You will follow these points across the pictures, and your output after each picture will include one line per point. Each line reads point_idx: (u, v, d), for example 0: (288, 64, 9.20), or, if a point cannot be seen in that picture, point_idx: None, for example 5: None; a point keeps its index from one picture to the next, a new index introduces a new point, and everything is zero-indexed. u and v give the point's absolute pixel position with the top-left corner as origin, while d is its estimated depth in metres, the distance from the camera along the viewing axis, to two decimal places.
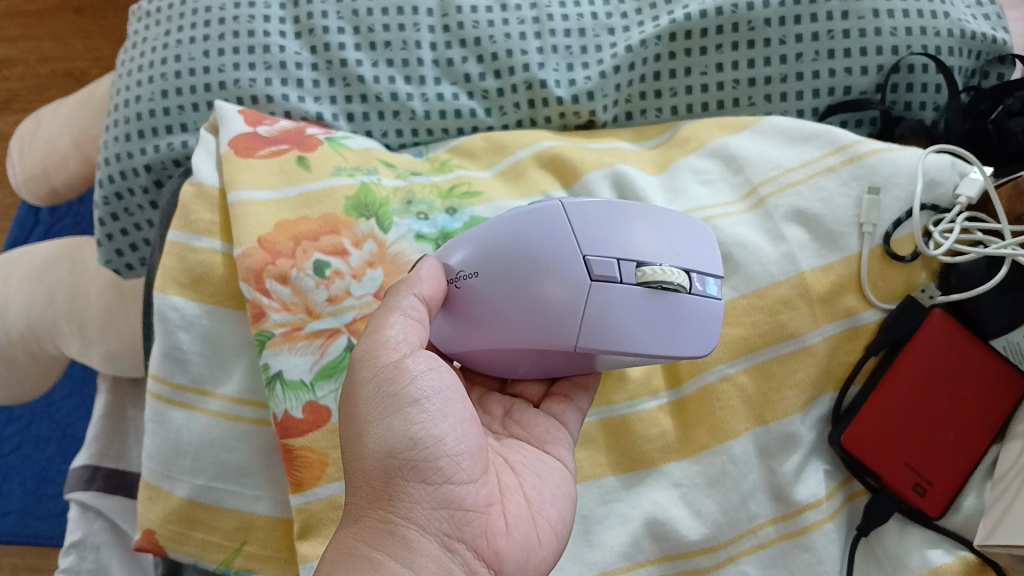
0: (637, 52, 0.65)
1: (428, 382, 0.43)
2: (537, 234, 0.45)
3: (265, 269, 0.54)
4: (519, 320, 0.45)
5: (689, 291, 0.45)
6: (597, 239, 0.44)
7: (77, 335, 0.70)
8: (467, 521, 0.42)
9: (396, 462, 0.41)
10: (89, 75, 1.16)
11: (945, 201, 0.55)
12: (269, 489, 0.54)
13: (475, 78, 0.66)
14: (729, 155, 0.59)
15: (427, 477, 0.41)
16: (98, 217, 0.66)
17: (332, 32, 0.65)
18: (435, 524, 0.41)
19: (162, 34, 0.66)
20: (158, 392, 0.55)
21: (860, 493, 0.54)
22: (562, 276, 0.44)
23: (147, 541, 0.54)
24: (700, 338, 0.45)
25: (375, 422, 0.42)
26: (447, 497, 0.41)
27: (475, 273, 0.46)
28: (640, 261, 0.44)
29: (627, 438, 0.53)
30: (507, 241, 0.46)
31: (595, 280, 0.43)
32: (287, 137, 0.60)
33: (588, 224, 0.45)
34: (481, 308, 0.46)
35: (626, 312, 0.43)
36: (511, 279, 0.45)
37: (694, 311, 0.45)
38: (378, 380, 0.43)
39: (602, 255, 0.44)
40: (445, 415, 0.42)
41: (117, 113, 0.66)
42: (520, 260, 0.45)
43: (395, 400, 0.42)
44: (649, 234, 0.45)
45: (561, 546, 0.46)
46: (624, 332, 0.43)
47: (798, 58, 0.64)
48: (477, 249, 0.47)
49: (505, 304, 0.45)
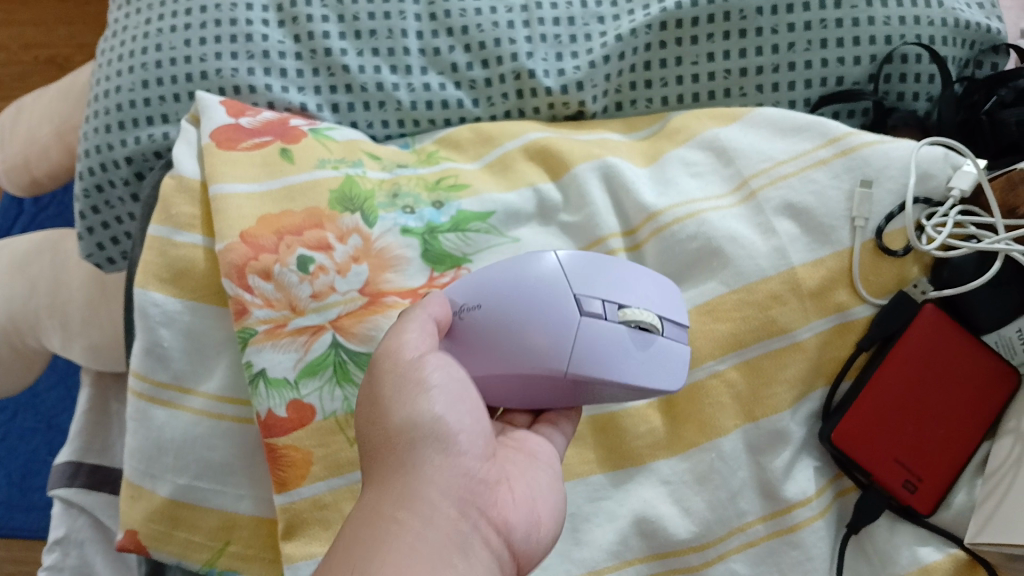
0: (627, 40, 0.64)
1: (446, 372, 0.43)
2: (531, 274, 0.46)
3: (248, 265, 0.53)
4: (508, 351, 0.45)
5: (661, 333, 0.45)
6: (585, 280, 0.45)
7: (59, 329, 0.69)
8: (479, 492, 0.40)
9: (416, 434, 0.40)
10: (73, 62, 1.14)
11: (937, 194, 0.54)
12: (252, 487, 0.53)
13: (461, 67, 0.64)
14: (719, 148, 0.58)
15: (446, 448, 0.40)
16: (78, 211, 0.64)
17: (316, 21, 0.64)
18: (453, 491, 0.39)
19: (143, 22, 0.64)
20: (139, 389, 0.54)
21: (850, 489, 0.53)
22: (550, 313, 0.44)
23: (130, 541, 0.53)
24: (668, 376, 0.45)
25: (397, 402, 0.41)
26: (463, 469, 0.40)
27: (475, 306, 0.46)
28: (622, 302, 0.45)
29: (615, 434, 0.52)
30: (502, 279, 0.46)
31: (585, 316, 0.44)
32: (269, 128, 0.59)
33: (577, 266, 0.46)
34: (474, 340, 0.46)
35: (612, 349, 0.44)
36: (505, 314, 0.45)
37: (666, 353, 0.45)
38: (400, 368, 0.42)
39: (587, 293, 0.45)
40: (461, 399, 0.42)
41: (97, 103, 0.64)
42: (515, 296, 0.45)
43: (417, 382, 0.42)
44: (628, 277, 0.46)
45: (554, 532, 0.45)
46: (608, 365, 0.43)
47: (790, 47, 0.63)
48: (474, 284, 0.47)
49: (499, 336, 0.45)
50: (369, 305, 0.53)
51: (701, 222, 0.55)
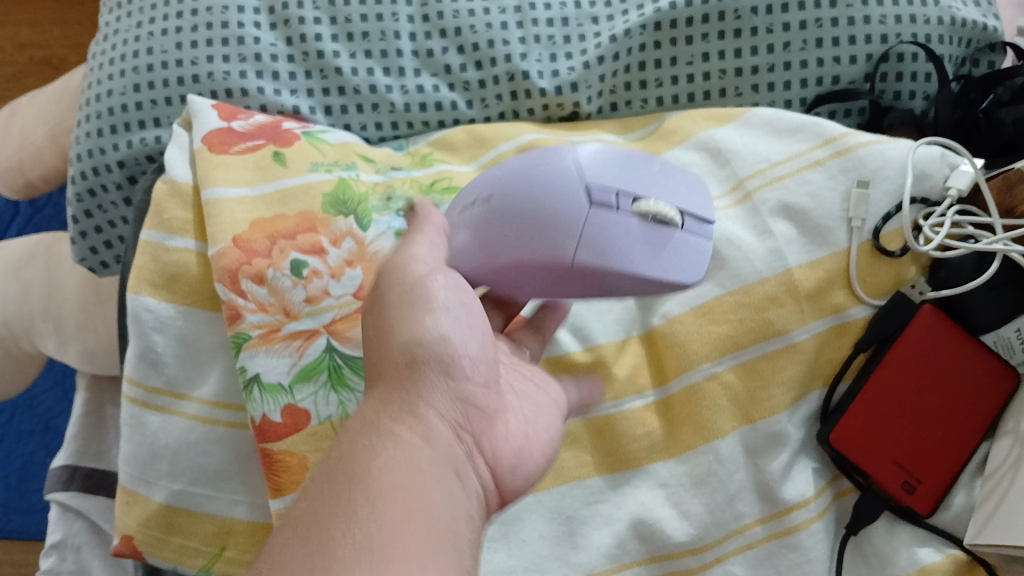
0: (622, 41, 0.63)
1: (454, 295, 0.42)
2: (544, 171, 0.46)
3: (241, 269, 0.53)
4: (525, 235, 0.44)
5: (680, 227, 0.45)
6: (599, 172, 0.45)
7: (53, 333, 0.68)
8: (474, 417, 0.40)
9: (421, 353, 0.40)
10: (68, 63, 1.14)
11: (934, 194, 0.54)
12: (247, 493, 0.52)
13: (455, 69, 0.64)
14: (715, 149, 0.58)
15: (448, 372, 0.40)
16: (71, 215, 0.64)
17: (308, 23, 0.63)
18: (450, 412, 0.39)
19: (135, 26, 0.64)
20: (132, 395, 0.53)
21: (849, 491, 0.53)
22: (564, 199, 0.44)
23: (125, 546, 0.53)
24: (686, 269, 0.44)
25: (404, 320, 0.41)
26: (462, 393, 0.40)
27: (492, 200, 0.46)
28: (636, 195, 0.45)
29: (612, 439, 0.52)
30: (518, 176, 0.46)
31: (596, 206, 0.44)
32: (262, 132, 0.59)
33: (593, 160, 0.46)
34: (492, 230, 0.45)
35: (623, 236, 0.43)
36: (520, 202, 0.45)
37: (682, 243, 0.44)
38: (407, 288, 0.42)
39: (600, 184, 0.44)
40: (470, 325, 0.42)
41: (89, 107, 0.63)
42: (529, 189, 0.45)
43: (423, 302, 0.41)
44: (642, 172, 0.46)
45: (545, 465, 0.45)
46: (619, 253, 0.43)
47: (786, 47, 0.63)
48: (494, 181, 0.47)
49: (515, 225, 0.45)
50: None
51: None
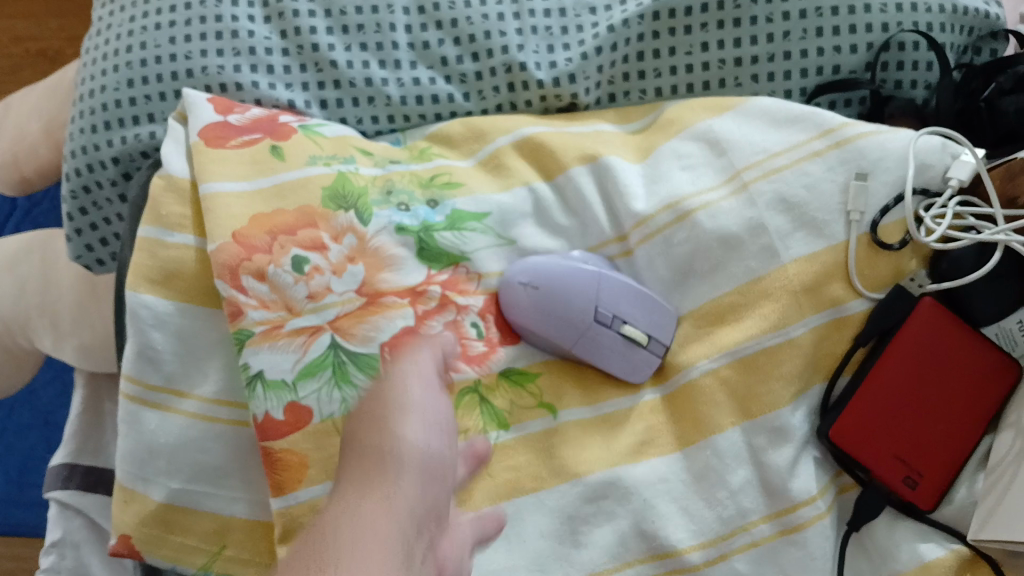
0: (619, 31, 0.63)
1: (424, 436, 0.46)
2: (576, 278, 0.52)
3: (241, 266, 0.52)
4: (548, 325, 0.52)
5: (647, 345, 0.52)
6: (612, 296, 0.52)
7: (51, 330, 0.68)
8: (426, 527, 0.44)
9: (388, 460, 0.45)
10: (63, 55, 1.13)
11: (935, 184, 0.54)
12: (247, 490, 0.53)
13: (452, 61, 0.64)
14: (712, 139, 0.57)
15: (420, 475, 0.45)
16: (66, 212, 0.64)
17: (302, 15, 0.63)
18: (419, 543, 0.43)
19: (127, 19, 0.63)
20: (129, 393, 0.53)
21: (850, 487, 0.53)
22: (585, 307, 0.51)
23: (123, 546, 0.53)
24: (633, 370, 0.53)
25: (381, 427, 0.46)
26: (426, 525, 0.44)
27: (535, 287, 0.52)
28: (627, 320, 0.52)
29: (613, 435, 0.53)
30: (561, 272, 0.52)
31: (599, 323, 0.52)
32: (257, 126, 0.58)
33: (613, 282, 0.52)
34: (524, 313, 0.52)
35: (605, 356, 0.52)
36: (553, 300, 0.52)
37: (641, 362, 0.53)
38: (392, 402, 0.47)
39: (609, 301, 0.52)
40: (432, 419, 0.47)
41: (82, 103, 0.63)
42: (562, 288, 0.52)
43: (396, 412, 0.46)
44: (633, 296, 0.52)
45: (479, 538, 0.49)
46: (603, 359, 0.53)
47: (785, 37, 0.63)
48: (542, 269, 0.53)
49: (542, 317, 0.52)
50: (367, 305, 0.53)
51: (694, 222, 0.54)
